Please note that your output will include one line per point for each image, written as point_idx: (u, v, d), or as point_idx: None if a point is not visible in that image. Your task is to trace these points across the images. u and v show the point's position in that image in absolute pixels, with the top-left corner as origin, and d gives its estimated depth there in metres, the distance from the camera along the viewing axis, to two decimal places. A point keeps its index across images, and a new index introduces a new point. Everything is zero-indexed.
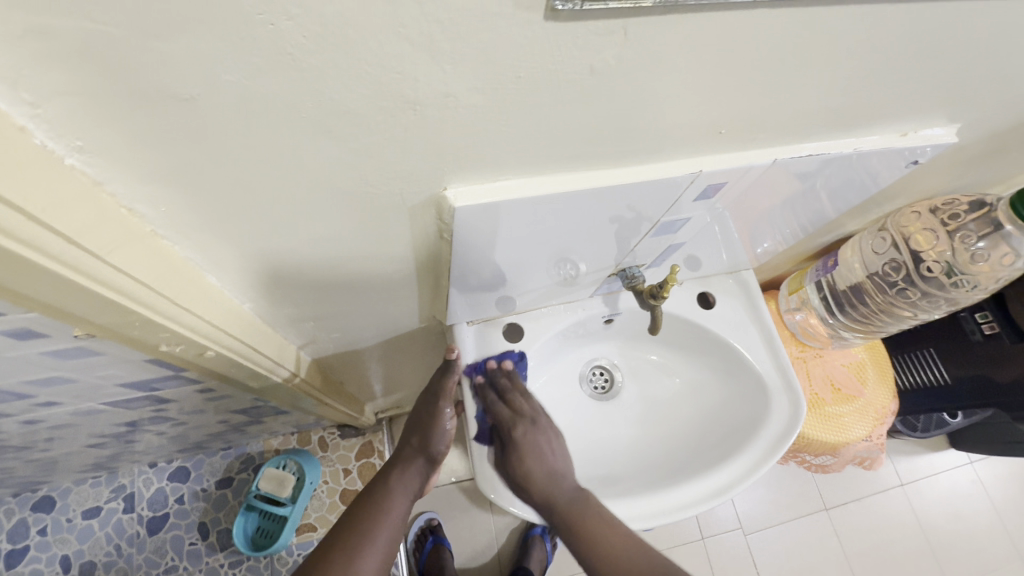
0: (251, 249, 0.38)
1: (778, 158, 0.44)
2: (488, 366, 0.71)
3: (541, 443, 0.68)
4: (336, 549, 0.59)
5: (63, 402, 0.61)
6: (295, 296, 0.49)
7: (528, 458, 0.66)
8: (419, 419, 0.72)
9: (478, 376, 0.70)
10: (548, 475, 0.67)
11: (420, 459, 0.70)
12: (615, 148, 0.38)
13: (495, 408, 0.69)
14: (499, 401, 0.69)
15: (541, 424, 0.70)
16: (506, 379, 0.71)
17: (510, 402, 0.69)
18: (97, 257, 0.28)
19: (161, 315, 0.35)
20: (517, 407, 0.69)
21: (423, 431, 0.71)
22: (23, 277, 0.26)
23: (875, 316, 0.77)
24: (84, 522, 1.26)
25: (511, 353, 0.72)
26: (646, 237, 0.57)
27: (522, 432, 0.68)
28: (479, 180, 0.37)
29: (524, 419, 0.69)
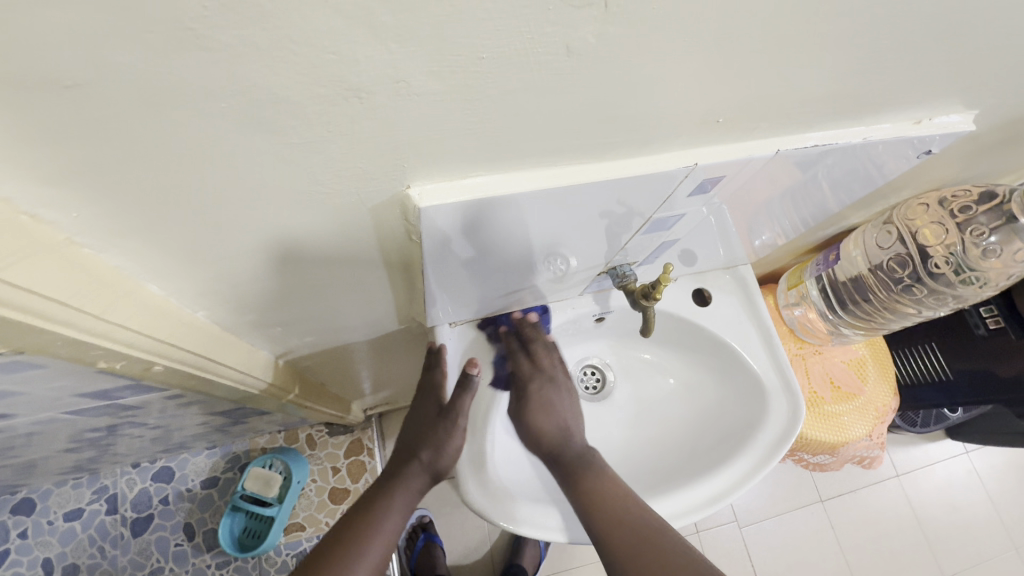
0: (191, 255, 0.34)
1: (780, 149, 0.41)
2: (513, 318, 0.69)
3: (555, 398, 0.70)
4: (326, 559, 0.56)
5: (18, 414, 0.57)
6: (255, 301, 0.45)
7: (540, 411, 0.69)
8: (430, 431, 0.67)
9: (502, 326, 0.69)
10: (556, 430, 0.69)
11: (424, 476, 0.67)
12: (599, 140, 0.34)
13: (517, 359, 0.70)
14: (522, 355, 0.71)
15: (560, 381, 0.72)
16: (532, 332, 0.70)
17: (530, 356, 0.71)
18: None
19: (86, 333, 0.31)
20: (537, 361, 0.71)
21: (434, 449, 0.67)
22: None
23: (878, 313, 0.74)
24: (65, 524, 1.22)
25: (534, 308, 0.70)
26: (638, 233, 0.53)
27: (537, 385, 0.70)
28: (447, 178, 0.33)
29: (542, 375, 0.71)
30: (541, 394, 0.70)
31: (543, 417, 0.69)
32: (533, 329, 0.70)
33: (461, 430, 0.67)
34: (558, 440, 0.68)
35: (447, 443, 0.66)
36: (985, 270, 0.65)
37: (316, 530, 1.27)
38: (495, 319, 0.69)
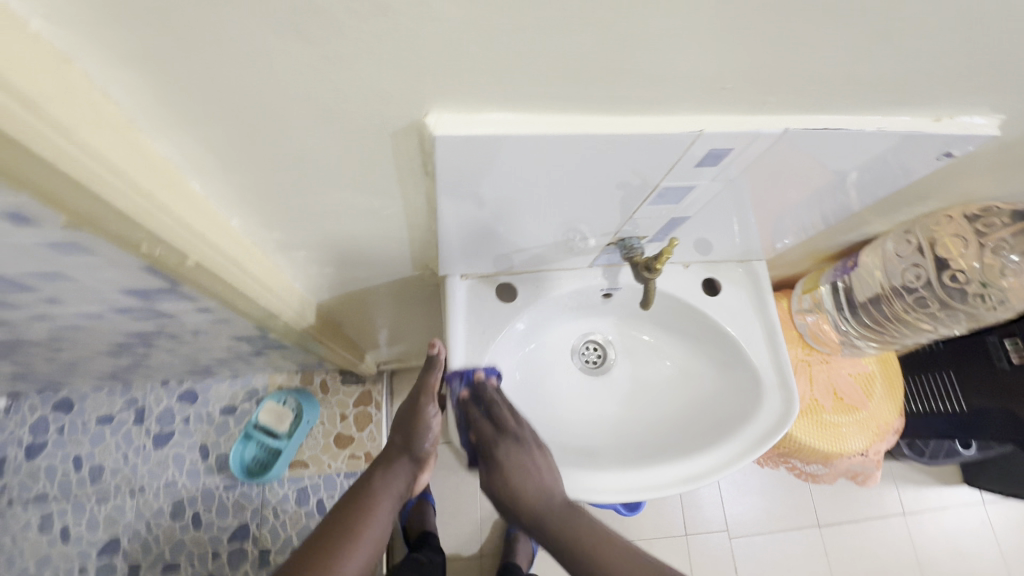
0: (228, 157, 0.38)
1: (790, 128, 0.41)
2: (475, 376, 0.68)
3: (528, 457, 0.65)
4: (323, 538, 0.63)
5: (69, 302, 0.64)
6: (282, 219, 0.49)
7: (514, 475, 0.64)
8: (406, 420, 0.77)
9: (463, 392, 0.67)
10: (538, 492, 0.64)
11: (404, 458, 0.77)
12: (609, 92, 0.36)
13: (479, 425, 0.67)
14: (483, 417, 0.67)
15: (527, 438, 0.67)
16: (491, 391, 0.68)
17: (492, 417, 0.67)
18: (61, 131, 0.28)
19: (136, 209, 0.35)
20: (499, 422, 0.67)
21: (408, 433, 0.77)
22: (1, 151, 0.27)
23: (891, 324, 0.75)
24: (97, 428, 1.33)
25: (490, 367, 0.68)
26: (645, 204, 0.53)
27: (506, 449, 0.66)
28: (463, 111, 0.36)
29: (507, 435, 0.67)
30: (513, 458, 0.66)
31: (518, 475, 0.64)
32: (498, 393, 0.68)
33: (431, 411, 0.78)
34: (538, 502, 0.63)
35: (420, 428, 0.77)
36: (1001, 288, 0.66)
37: (318, 469, 1.34)
38: (459, 371, 0.68)
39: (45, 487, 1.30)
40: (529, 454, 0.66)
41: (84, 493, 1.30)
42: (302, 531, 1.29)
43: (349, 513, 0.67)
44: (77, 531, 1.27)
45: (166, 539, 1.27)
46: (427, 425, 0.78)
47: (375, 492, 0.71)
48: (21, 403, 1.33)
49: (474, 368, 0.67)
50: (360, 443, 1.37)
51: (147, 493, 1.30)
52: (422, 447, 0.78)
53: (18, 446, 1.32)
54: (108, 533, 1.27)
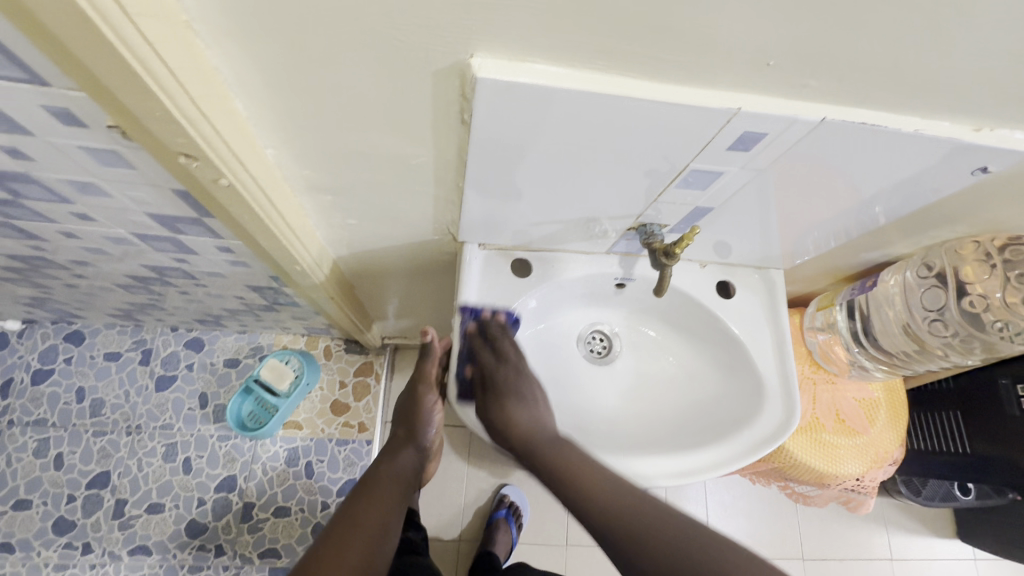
0: (275, 80, 0.39)
1: (828, 118, 0.41)
2: (484, 314, 0.70)
3: (526, 390, 0.69)
4: (342, 530, 0.64)
5: (98, 221, 0.66)
6: (314, 156, 0.50)
7: (511, 403, 0.67)
8: (408, 411, 0.83)
9: (471, 324, 0.70)
10: (532, 422, 0.68)
11: (410, 447, 0.80)
12: (652, 54, 0.36)
13: (482, 354, 0.69)
14: (486, 348, 0.69)
15: (525, 376, 0.70)
16: (497, 327, 0.70)
17: (495, 349, 0.70)
18: (125, 12, 0.29)
19: (182, 113, 0.36)
20: (502, 353, 0.70)
21: (410, 424, 0.83)
22: (67, 25, 0.28)
23: (902, 350, 0.74)
24: (104, 362, 1.36)
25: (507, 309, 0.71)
26: (671, 188, 0.53)
27: (506, 377, 0.69)
28: (507, 58, 0.36)
29: (508, 366, 0.69)
30: (512, 387, 0.69)
31: (516, 409, 0.67)
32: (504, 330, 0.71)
33: (431, 400, 0.84)
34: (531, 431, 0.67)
35: (421, 415, 0.83)
36: (1018, 318, 0.67)
37: (311, 432, 1.35)
38: (471, 308, 0.70)
39: (46, 413, 1.32)
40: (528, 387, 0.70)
41: (82, 424, 1.32)
42: (288, 490, 1.31)
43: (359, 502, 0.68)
44: (70, 460, 1.29)
45: (155, 480, 1.29)
46: (428, 417, 0.83)
47: (384, 485, 0.72)
48: (34, 329, 1.37)
49: (486, 308, 0.70)
50: (356, 413, 1.38)
51: (142, 433, 1.32)
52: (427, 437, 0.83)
53: (25, 370, 1.34)
54: (100, 466, 1.29)
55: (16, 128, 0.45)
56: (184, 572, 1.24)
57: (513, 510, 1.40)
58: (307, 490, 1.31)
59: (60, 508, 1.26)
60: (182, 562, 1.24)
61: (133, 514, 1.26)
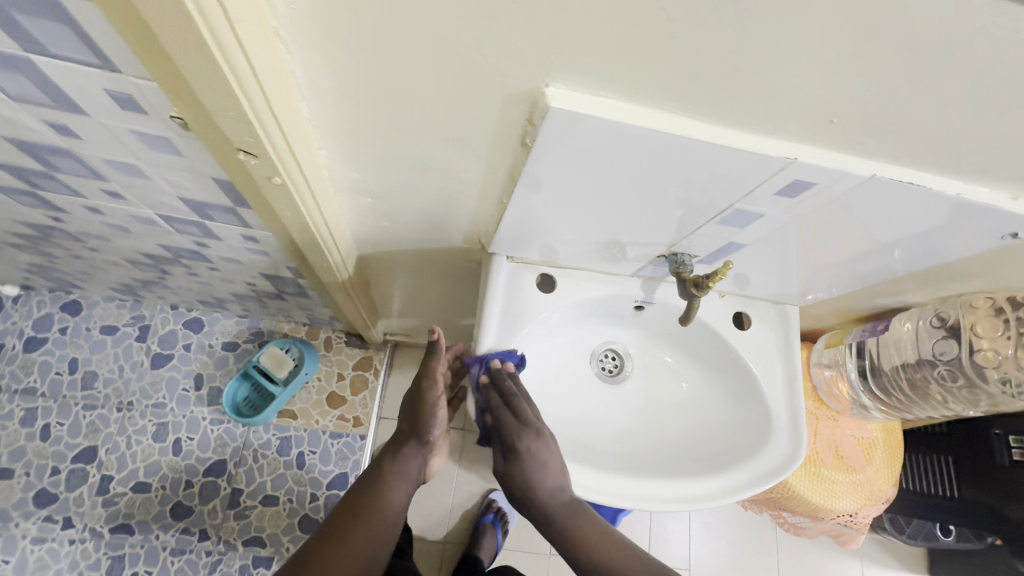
0: (345, 86, 0.39)
1: (878, 174, 0.42)
2: (492, 365, 0.69)
3: (545, 454, 0.67)
4: (342, 525, 0.66)
5: (128, 200, 0.65)
6: (363, 161, 0.50)
7: (528, 470, 0.66)
8: (412, 403, 0.78)
9: (483, 376, 0.69)
10: (551, 485, 0.67)
11: (412, 442, 0.76)
12: (722, 99, 0.37)
13: (500, 414, 0.68)
14: (502, 408, 0.68)
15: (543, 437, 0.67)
16: (512, 383, 0.68)
17: (512, 408, 0.67)
18: (227, 19, 0.29)
19: (254, 114, 0.37)
20: (521, 415, 0.67)
21: (414, 417, 0.77)
22: (168, 24, 0.29)
23: (905, 392, 0.76)
24: (99, 336, 1.34)
25: (511, 355, 0.70)
26: (710, 223, 0.54)
27: (525, 443, 0.67)
28: (581, 89, 0.37)
29: (528, 429, 0.67)
30: (531, 451, 0.67)
31: (537, 480, 0.66)
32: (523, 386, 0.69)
33: (435, 393, 0.77)
34: (547, 499, 0.67)
35: (425, 410, 0.76)
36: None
37: (305, 423, 1.35)
38: (482, 358, 0.69)
39: (36, 382, 1.30)
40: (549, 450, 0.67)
41: (72, 396, 1.29)
42: (278, 479, 1.30)
43: (360, 498, 0.69)
44: (57, 432, 1.27)
45: (143, 458, 1.27)
46: (432, 412, 0.77)
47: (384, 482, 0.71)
48: (31, 295, 1.34)
49: (492, 357, 0.69)
50: (352, 407, 1.38)
51: (134, 410, 1.30)
52: (431, 432, 0.77)
53: (18, 337, 1.32)
54: (88, 440, 1.27)
55: (71, 107, 0.44)
56: (165, 554, 1.22)
57: (500, 515, 1.40)
58: (297, 480, 1.30)
59: (43, 481, 1.23)
60: (164, 544, 1.23)
61: (118, 492, 1.24)
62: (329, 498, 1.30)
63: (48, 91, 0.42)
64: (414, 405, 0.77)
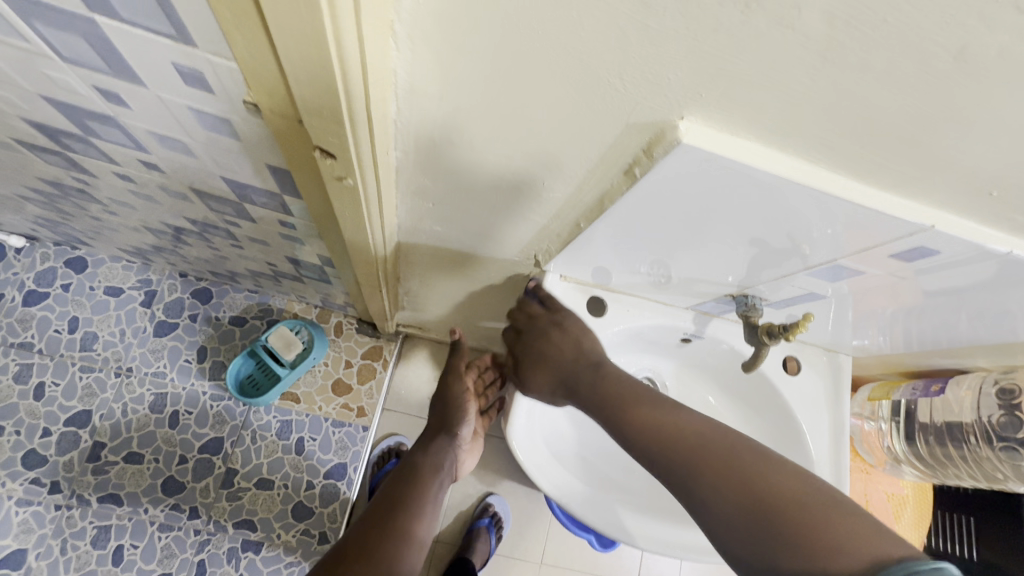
0: (448, 88, 0.35)
1: (1016, 252, 0.38)
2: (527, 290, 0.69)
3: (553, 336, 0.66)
4: (385, 511, 0.65)
5: (163, 173, 0.60)
6: (438, 166, 0.46)
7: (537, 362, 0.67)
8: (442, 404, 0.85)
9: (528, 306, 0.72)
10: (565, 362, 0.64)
11: (444, 436, 0.81)
12: (872, 156, 0.33)
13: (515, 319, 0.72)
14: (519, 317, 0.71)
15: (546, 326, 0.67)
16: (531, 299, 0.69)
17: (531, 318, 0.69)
18: (355, 1, 0.26)
19: (349, 110, 0.33)
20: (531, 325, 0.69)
21: (444, 417, 0.83)
22: (289, 5, 0.25)
23: (949, 455, 0.74)
24: (103, 296, 1.29)
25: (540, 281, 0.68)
26: (802, 272, 0.50)
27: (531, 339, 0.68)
28: (719, 126, 0.33)
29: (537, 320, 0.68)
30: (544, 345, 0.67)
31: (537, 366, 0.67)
32: (541, 291, 0.68)
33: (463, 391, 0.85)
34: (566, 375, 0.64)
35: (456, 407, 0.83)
36: None
37: (307, 407, 1.31)
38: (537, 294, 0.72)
39: (33, 338, 1.24)
40: (553, 332, 0.66)
41: (70, 356, 1.25)
42: (274, 463, 1.26)
43: (400, 488, 0.69)
44: (51, 392, 1.22)
45: (137, 428, 1.23)
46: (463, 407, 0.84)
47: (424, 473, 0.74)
48: (35, 247, 1.29)
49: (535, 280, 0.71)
50: (356, 396, 1.34)
51: (132, 377, 1.26)
52: (462, 431, 0.83)
53: (17, 289, 1.26)
54: (82, 404, 1.22)
55: (130, 76, 0.40)
56: (153, 529, 1.18)
57: (495, 520, 1.38)
58: (295, 466, 1.27)
59: (32, 441, 1.19)
60: (153, 519, 1.19)
61: (109, 460, 1.20)
62: (325, 487, 1.27)
63: (108, 57, 0.38)
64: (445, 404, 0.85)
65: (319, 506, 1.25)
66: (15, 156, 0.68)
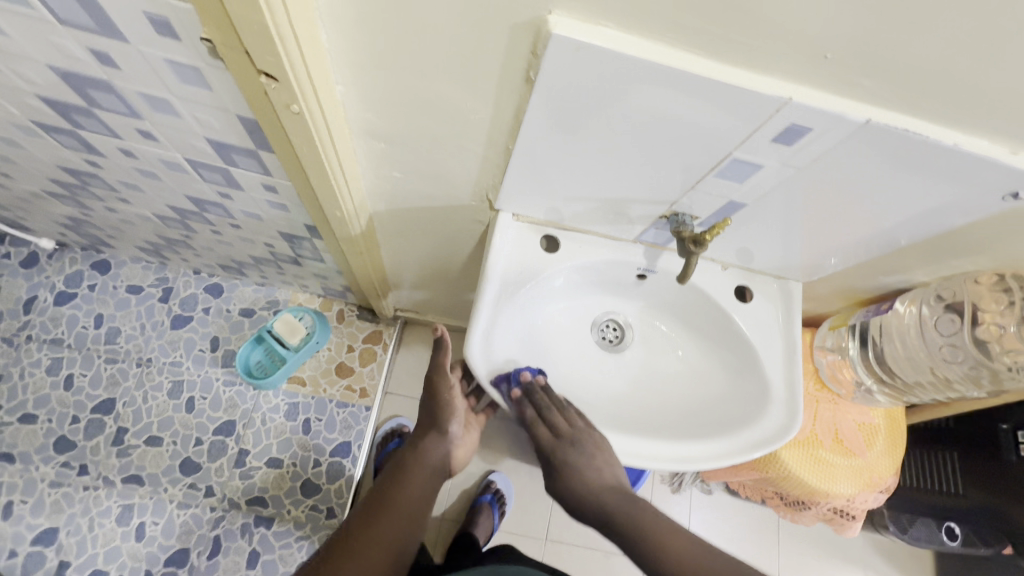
0: (361, 9, 0.42)
1: (872, 119, 0.43)
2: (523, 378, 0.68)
3: (590, 465, 0.65)
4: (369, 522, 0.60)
5: (158, 142, 0.69)
6: (376, 99, 0.53)
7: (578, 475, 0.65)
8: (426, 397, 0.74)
9: (515, 390, 0.68)
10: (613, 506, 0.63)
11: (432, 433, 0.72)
12: (715, 31, 0.38)
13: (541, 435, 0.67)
14: (540, 421, 0.67)
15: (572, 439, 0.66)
16: (543, 396, 0.68)
17: (534, 414, 0.67)
18: None
19: (276, 30, 0.40)
20: (542, 422, 0.67)
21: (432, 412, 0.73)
22: None
23: (903, 367, 0.76)
24: (124, 294, 1.40)
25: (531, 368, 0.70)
26: (712, 174, 0.54)
27: (571, 454, 0.66)
28: (581, 17, 0.39)
29: (564, 440, 0.66)
30: (577, 464, 0.65)
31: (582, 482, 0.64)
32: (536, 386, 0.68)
33: (449, 385, 0.73)
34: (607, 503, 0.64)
35: (441, 405, 0.72)
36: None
37: (313, 390, 1.38)
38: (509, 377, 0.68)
39: (63, 334, 1.36)
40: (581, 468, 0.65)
41: (96, 349, 1.35)
42: (283, 443, 1.33)
43: (381, 497, 0.64)
44: (80, 382, 1.32)
45: (157, 413, 1.32)
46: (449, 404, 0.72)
47: (415, 481, 0.67)
48: (65, 252, 1.41)
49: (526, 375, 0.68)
50: (359, 377, 1.41)
51: (152, 366, 1.35)
52: (453, 428, 0.73)
53: (49, 291, 1.38)
54: (107, 392, 1.32)
55: (113, 33, 0.48)
56: (172, 507, 1.26)
57: (498, 496, 1.40)
58: (302, 445, 1.33)
59: (63, 427, 1.29)
60: (172, 497, 1.26)
61: (132, 444, 1.29)
62: (331, 464, 1.33)
63: (93, 14, 0.46)
64: (431, 403, 0.73)
65: (325, 483, 1.31)
66: (38, 143, 0.78)
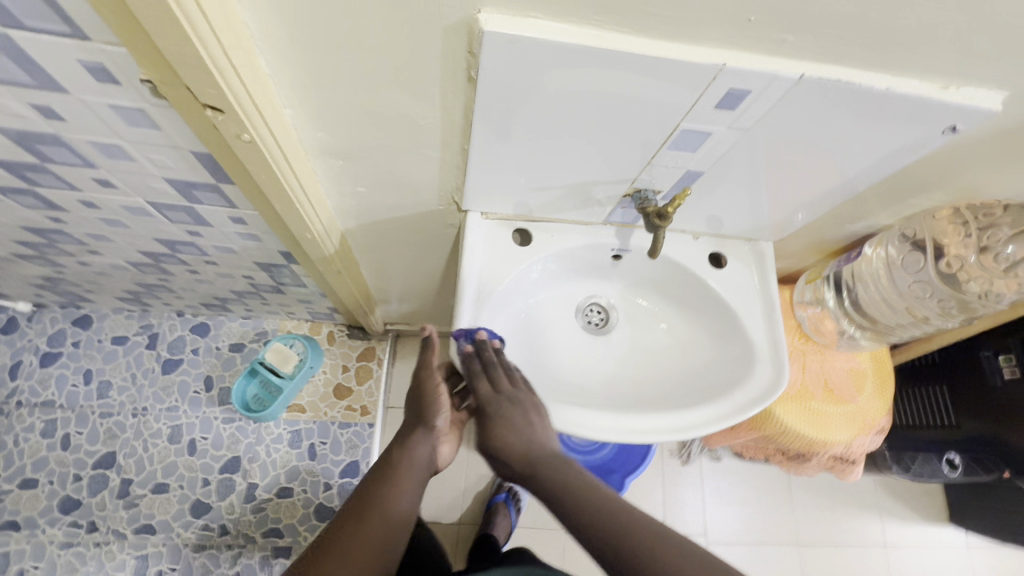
0: (296, 33, 0.42)
1: (805, 74, 0.44)
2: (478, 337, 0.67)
3: (519, 419, 0.61)
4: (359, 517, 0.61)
5: (117, 188, 0.69)
6: (326, 117, 0.53)
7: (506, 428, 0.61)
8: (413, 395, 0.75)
9: (467, 346, 0.67)
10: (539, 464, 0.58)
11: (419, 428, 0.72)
12: (640, 10, 0.39)
13: (478, 380, 0.64)
14: (482, 374, 0.64)
15: (523, 403, 0.63)
16: (491, 354, 0.66)
17: (491, 378, 0.64)
18: None
19: (215, 65, 0.40)
20: (498, 384, 0.63)
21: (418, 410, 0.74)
22: None
23: (880, 309, 0.78)
24: (110, 346, 1.39)
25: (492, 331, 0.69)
26: (666, 147, 0.55)
27: (501, 406, 0.62)
28: (510, 13, 0.40)
29: (501, 396, 0.62)
30: (506, 418, 0.61)
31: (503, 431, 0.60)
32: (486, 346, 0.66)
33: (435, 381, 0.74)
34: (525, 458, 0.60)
35: (428, 400, 0.73)
36: (986, 269, 0.71)
37: (313, 415, 1.38)
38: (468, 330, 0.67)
39: (53, 395, 1.34)
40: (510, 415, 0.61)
41: (89, 405, 1.34)
42: (290, 472, 1.33)
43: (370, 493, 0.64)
44: (77, 440, 1.31)
45: (159, 460, 1.31)
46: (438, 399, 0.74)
47: (405, 476, 0.66)
48: (44, 313, 1.39)
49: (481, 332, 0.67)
50: (358, 397, 1.41)
51: (149, 415, 1.34)
52: (439, 422, 0.73)
53: (33, 353, 1.37)
54: (106, 446, 1.31)
55: (53, 86, 0.48)
56: (187, 550, 1.25)
57: (512, 493, 1.41)
58: (310, 471, 1.33)
59: (66, 487, 1.27)
60: (186, 541, 1.26)
61: (138, 494, 1.28)
62: (341, 486, 1.32)
63: (29, 71, 0.46)
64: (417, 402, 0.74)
65: (338, 505, 1.31)
66: None
